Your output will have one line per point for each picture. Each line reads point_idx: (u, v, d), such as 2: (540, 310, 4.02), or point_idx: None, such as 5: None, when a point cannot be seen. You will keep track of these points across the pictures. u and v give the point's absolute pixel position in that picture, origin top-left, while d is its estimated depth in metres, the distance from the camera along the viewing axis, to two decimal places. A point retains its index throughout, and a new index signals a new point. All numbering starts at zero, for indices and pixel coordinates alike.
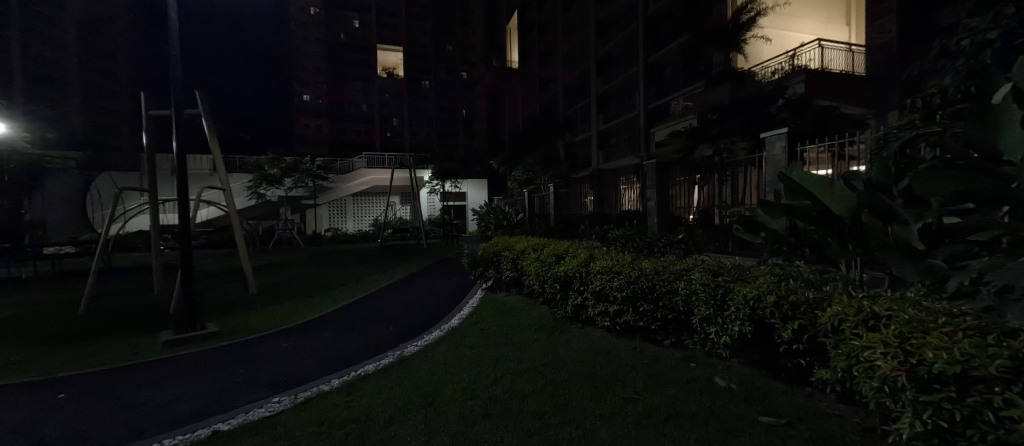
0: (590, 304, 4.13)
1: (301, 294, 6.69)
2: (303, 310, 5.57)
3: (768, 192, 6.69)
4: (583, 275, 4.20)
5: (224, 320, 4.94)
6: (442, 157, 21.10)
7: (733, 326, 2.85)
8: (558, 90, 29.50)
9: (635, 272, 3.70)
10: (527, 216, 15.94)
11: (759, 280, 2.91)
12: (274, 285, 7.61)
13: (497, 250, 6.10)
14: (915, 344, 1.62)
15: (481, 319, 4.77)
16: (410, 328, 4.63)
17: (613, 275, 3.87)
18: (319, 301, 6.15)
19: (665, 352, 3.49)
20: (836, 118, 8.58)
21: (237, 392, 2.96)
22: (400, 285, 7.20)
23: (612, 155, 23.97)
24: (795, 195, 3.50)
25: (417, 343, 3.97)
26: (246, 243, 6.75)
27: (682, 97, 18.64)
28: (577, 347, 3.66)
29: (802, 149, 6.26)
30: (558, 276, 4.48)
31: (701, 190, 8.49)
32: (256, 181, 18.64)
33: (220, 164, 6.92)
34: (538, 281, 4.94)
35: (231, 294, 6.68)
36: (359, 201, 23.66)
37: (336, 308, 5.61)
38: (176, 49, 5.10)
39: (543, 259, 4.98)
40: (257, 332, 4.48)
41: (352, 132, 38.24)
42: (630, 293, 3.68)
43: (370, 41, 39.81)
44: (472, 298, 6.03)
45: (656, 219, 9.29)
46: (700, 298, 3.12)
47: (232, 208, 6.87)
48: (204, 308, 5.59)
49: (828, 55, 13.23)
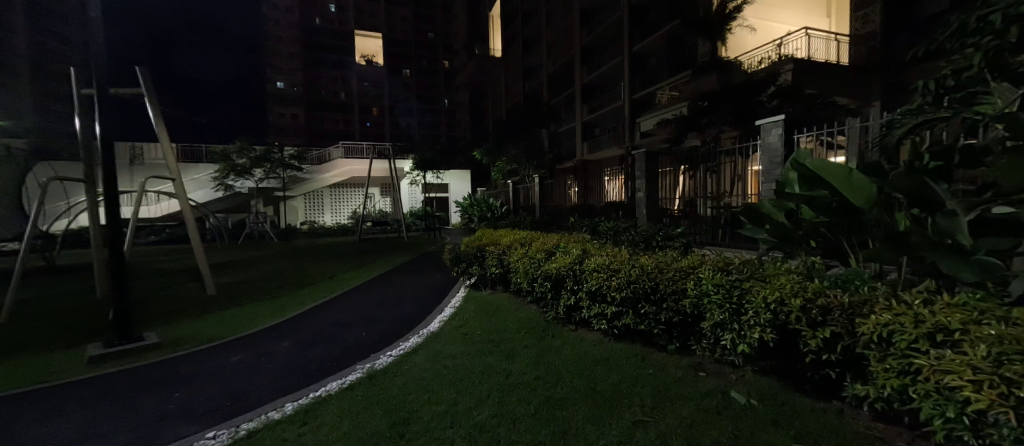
0: (584, 306, 3.74)
1: (265, 294, 6.12)
2: (263, 314, 5.01)
3: (762, 181, 6.48)
4: (576, 273, 3.80)
5: (169, 328, 4.36)
6: (423, 147, 20.42)
7: (752, 333, 2.51)
8: (542, 79, 29.01)
9: (635, 270, 3.32)
10: (511, 208, 15.53)
11: (780, 280, 2.58)
12: (236, 284, 6.96)
13: (481, 244, 5.68)
14: (1017, 373, 1.28)
15: (464, 322, 4.31)
16: (385, 333, 4.15)
17: (610, 273, 3.48)
18: (284, 302, 5.56)
19: (671, 360, 3.11)
20: (829, 107, 8.39)
21: (167, 425, 2.44)
22: (376, 283, 6.68)
23: (597, 146, 23.75)
24: (810, 184, 3.20)
25: (390, 353, 3.49)
26: (202, 241, 6.10)
27: (667, 88, 18.28)
28: (571, 355, 3.27)
29: (797, 138, 6.05)
30: (548, 274, 4.07)
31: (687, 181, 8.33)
32: (222, 171, 17.49)
33: (169, 151, 6.12)
34: (526, 279, 4.53)
35: (185, 297, 6.02)
36: (337, 192, 22.77)
37: (303, 311, 5.09)
38: (97, 12, 4.40)
39: (531, 255, 4.58)
40: (206, 342, 3.92)
41: (330, 122, 36.63)
42: (631, 294, 3.29)
43: (347, 27, 38.34)
44: (454, 297, 5.59)
45: (645, 210, 9.02)
46: (709, 301, 2.78)
47: (183, 201, 6.13)
48: (146, 314, 4.95)
49: (813, 44, 13.15)
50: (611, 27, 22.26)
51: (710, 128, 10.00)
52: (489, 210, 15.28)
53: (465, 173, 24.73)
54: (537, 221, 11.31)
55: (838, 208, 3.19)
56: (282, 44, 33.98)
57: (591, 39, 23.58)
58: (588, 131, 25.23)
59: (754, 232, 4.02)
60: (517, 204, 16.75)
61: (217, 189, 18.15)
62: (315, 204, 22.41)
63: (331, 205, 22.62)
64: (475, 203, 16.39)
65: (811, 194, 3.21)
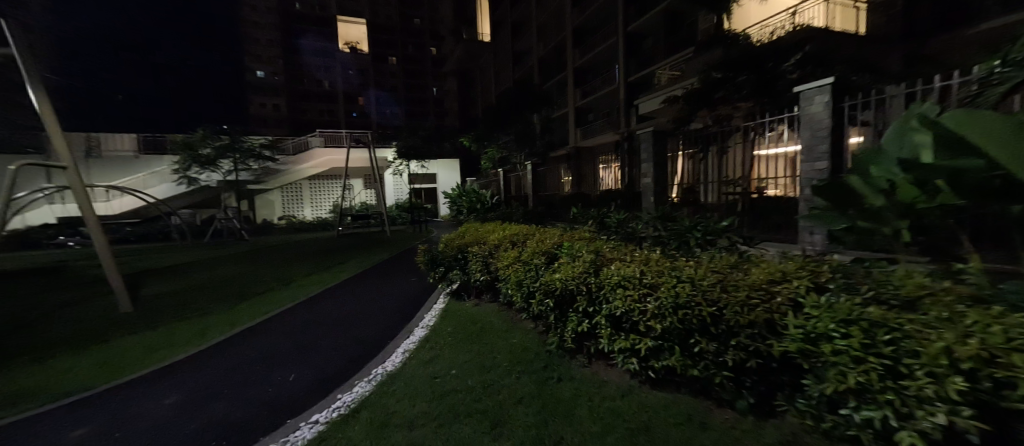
0: (603, 335, 2.61)
1: (192, 310, 4.90)
2: (174, 342, 3.80)
3: (803, 163, 5.38)
4: (591, 289, 2.65)
5: (27, 373, 3.20)
6: (406, 135, 19.09)
7: (927, 414, 1.38)
8: (532, 64, 27.67)
9: (682, 288, 2.19)
10: (502, 199, 14.39)
11: (969, 315, 1.45)
12: (168, 296, 5.76)
13: (463, 244, 4.54)
14: None
15: (439, 354, 3.17)
16: (323, 374, 2.98)
17: (642, 291, 2.36)
18: (214, 321, 4.41)
19: (747, 430, 1.99)
20: (862, 76, 7.32)
21: None
22: (338, 290, 5.54)
23: (591, 132, 22.60)
24: (952, 150, 2.00)
25: (314, 420, 2.34)
26: (107, 244, 4.85)
27: (666, 66, 17.01)
28: (588, 423, 2.15)
29: (842, 107, 4.96)
30: (549, 288, 2.92)
31: (686, 165, 7.35)
32: (183, 162, 15.74)
33: (57, 133, 4.83)
34: (518, 292, 3.39)
35: (94, 316, 4.86)
36: (316, 184, 21.61)
37: (225, 337, 3.85)
38: None
39: (525, 261, 3.44)
40: (61, 398, 2.77)
41: (315, 112, 34.65)
42: (680, 323, 2.16)
43: (329, 12, 36.38)
44: (430, 310, 4.45)
45: (651, 197, 7.84)
46: (829, 348, 1.64)
47: (78, 195, 4.83)
48: (18, 348, 3.80)
49: (831, 12, 11.98)
50: (605, 5, 20.86)
51: (722, 105, 8.93)
52: (477, 201, 14.07)
53: (453, 162, 23.53)
54: (529, 212, 10.11)
55: (1001, 191, 2.00)
56: (260, 31, 31.77)
57: (584, 19, 22.25)
58: (581, 117, 24.02)
59: (829, 222, 2.80)
60: (508, 195, 15.58)
61: (180, 182, 16.44)
62: (293, 197, 21.12)
63: (311, 198, 21.42)
64: (464, 193, 15.07)
65: (944, 169, 1.98)
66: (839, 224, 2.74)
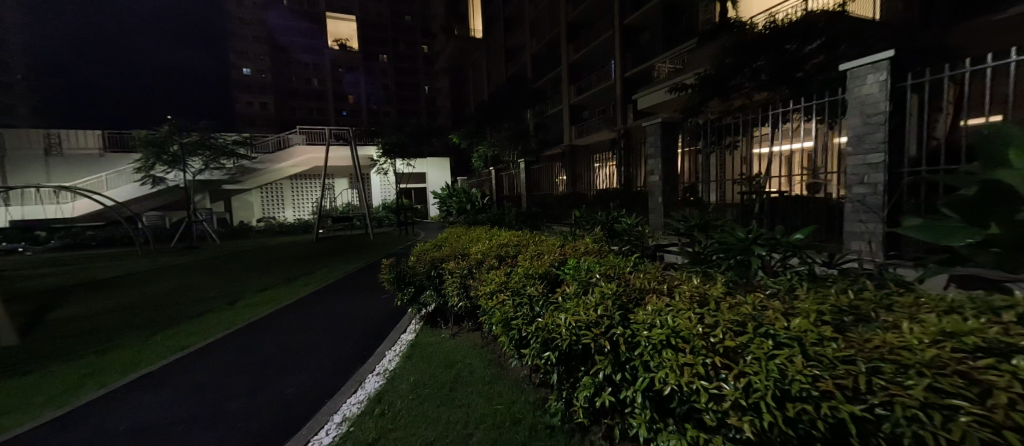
0: (639, 421, 1.63)
1: (89, 345, 3.83)
2: (28, 401, 2.76)
3: (851, 153, 4.39)
4: (620, 347, 1.68)
5: None
6: (391, 132, 17.97)
7: None
8: (525, 61, 26.75)
9: (792, 360, 1.24)
10: (494, 200, 13.40)
11: None
12: (75, 320, 4.69)
13: (437, 260, 3.56)
14: None
15: (391, 427, 2.19)
16: None
17: (712, 359, 1.39)
18: (103, 363, 3.37)
19: None
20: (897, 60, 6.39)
21: None
22: (285, 313, 4.51)
23: (586, 130, 21.66)
24: None
25: None
26: None
27: (665, 59, 16.08)
28: None
29: (899, 87, 4.04)
30: (553, 338, 1.94)
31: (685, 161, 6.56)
32: (146, 161, 14.37)
33: None
34: (506, 335, 2.42)
35: None
36: (298, 185, 20.48)
37: (106, 392, 2.83)
38: None
39: (518, 288, 2.46)
40: None
41: (302, 111, 33.36)
42: (795, 429, 1.20)
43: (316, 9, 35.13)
44: (397, 344, 3.48)
45: (658, 197, 6.88)
46: None
47: None
48: None
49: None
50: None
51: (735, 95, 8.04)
52: (468, 202, 13.03)
53: (443, 161, 22.55)
54: (522, 214, 9.16)
55: None
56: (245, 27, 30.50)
57: (577, 14, 21.34)
58: (576, 114, 23.07)
59: (943, 239, 1.62)
60: (501, 196, 14.54)
61: (143, 183, 15.13)
62: (273, 198, 19.98)
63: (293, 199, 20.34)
64: (454, 194, 14.04)
65: None
66: (966, 241, 1.56)
